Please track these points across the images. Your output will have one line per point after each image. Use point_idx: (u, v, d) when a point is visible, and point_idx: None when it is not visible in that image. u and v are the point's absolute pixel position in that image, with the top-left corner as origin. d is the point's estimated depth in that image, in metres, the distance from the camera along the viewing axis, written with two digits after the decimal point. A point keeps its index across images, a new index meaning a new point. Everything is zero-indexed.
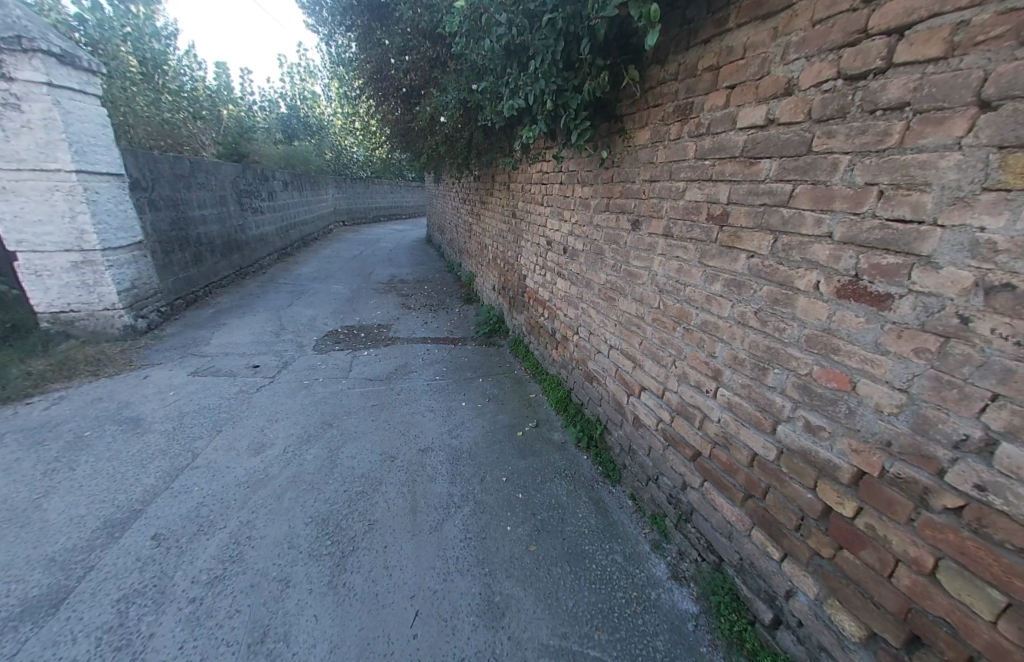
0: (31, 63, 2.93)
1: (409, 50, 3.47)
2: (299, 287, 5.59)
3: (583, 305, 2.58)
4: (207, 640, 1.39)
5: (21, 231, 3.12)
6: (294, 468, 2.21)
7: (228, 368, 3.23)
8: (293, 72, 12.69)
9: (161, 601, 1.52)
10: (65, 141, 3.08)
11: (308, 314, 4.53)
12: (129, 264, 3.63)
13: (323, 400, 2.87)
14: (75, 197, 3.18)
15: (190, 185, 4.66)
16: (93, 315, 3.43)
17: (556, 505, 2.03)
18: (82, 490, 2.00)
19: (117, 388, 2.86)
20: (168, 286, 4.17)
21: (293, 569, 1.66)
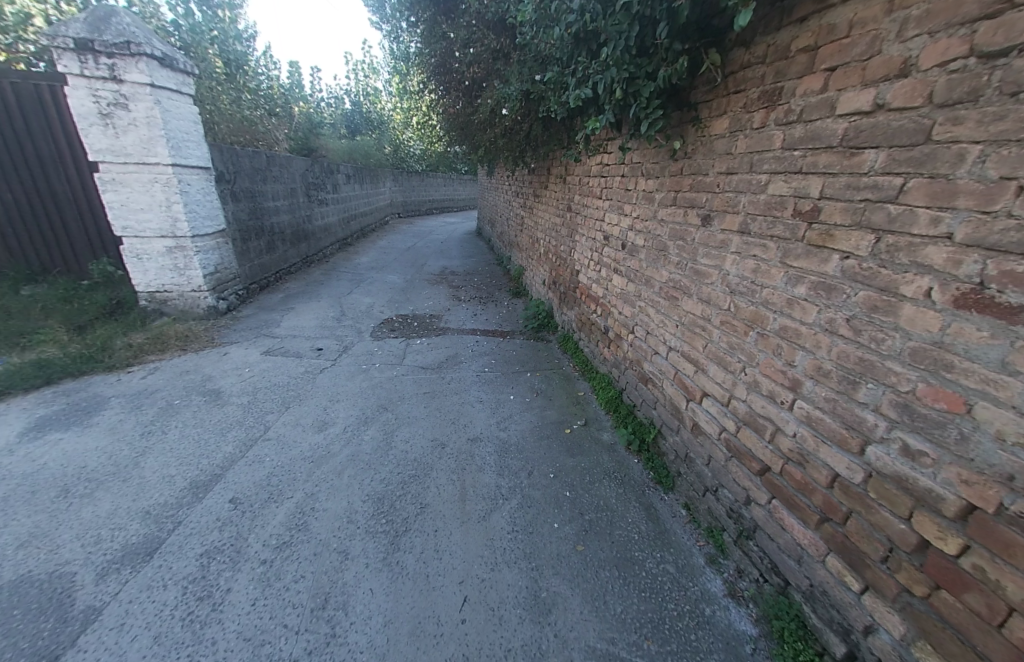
0: (138, 65, 3.23)
1: (473, 43, 3.48)
2: (358, 276, 5.88)
3: (640, 304, 2.49)
4: (274, 600, 1.51)
5: (127, 219, 3.51)
6: (353, 447, 2.33)
7: (295, 349, 3.47)
8: (357, 70, 13.32)
9: (237, 559, 1.66)
10: (164, 136, 3.39)
11: (366, 302, 4.75)
12: (214, 250, 3.97)
13: (378, 384, 3.00)
14: (171, 188, 3.50)
15: (265, 178, 5.02)
16: (183, 296, 3.80)
17: (605, 507, 1.99)
18: (173, 452, 2.24)
19: (202, 362, 3.17)
20: (245, 271, 4.53)
21: (351, 542, 1.75)
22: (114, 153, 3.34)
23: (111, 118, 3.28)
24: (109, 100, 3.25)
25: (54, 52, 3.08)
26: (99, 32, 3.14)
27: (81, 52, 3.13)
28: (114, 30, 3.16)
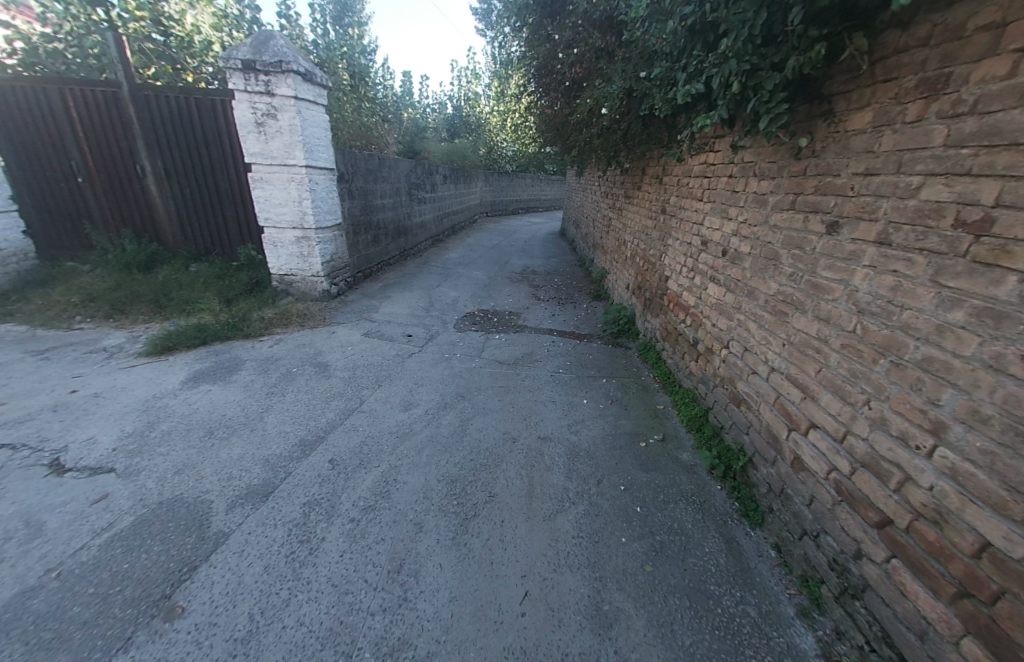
0: (287, 81, 3.79)
1: (578, 43, 3.47)
2: (446, 270, 6.26)
3: (739, 317, 2.28)
4: (358, 556, 1.68)
5: (269, 212, 4.16)
6: (432, 429, 2.49)
7: (389, 333, 3.81)
8: (461, 76, 14.12)
9: (331, 513, 1.89)
10: (301, 141, 3.94)
11: (452, 295, 5.04)
12: (331, 241, 4.52)
13: (458, 374, 3.16)
14: (303, 186, 4.07)
15: (376, 178, 5.57)
16: (304, 279, 4.40)
17: (679, 530, 1.86)
18: (288, 412, 2.61)
19: (314, 338, 3.64)
20: (354, 261, 5.10)
21: (426, 517, 1.88)
22: (263, 156, 3.98)
23: (263, 127, 3.90)
24: (263, 110, 3.86)
25: (228, 72, 3.75)
26: (260, 54, 3.74)
27: (246, 72, 3.75)
28: (272, 52, 3.75)
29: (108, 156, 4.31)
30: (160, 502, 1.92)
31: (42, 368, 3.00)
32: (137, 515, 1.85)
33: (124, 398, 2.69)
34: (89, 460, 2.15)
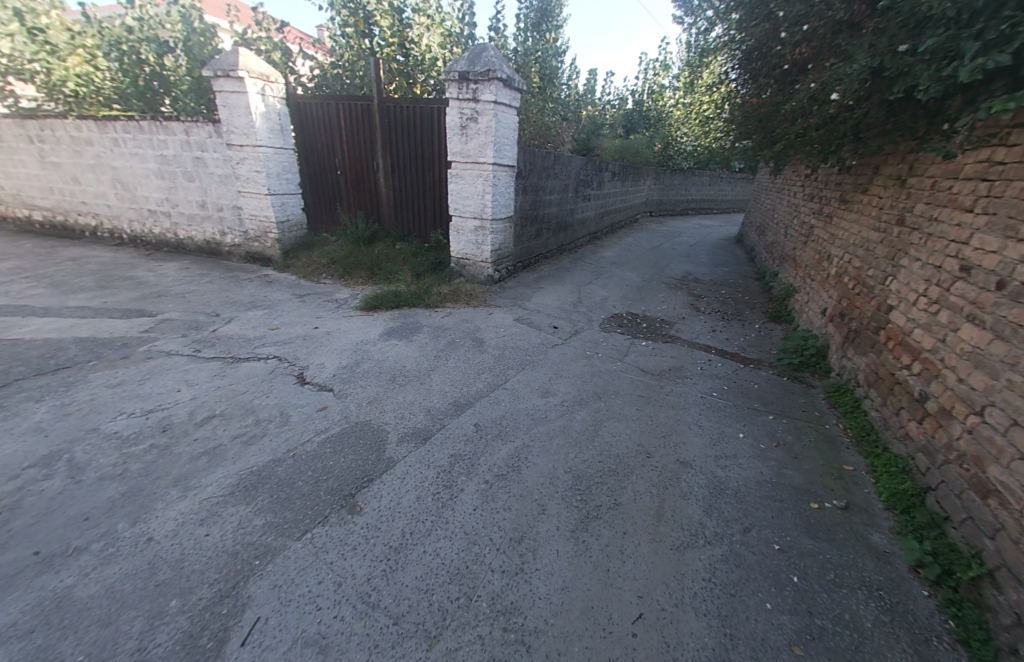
0: (490, 87, 4.27)
1: (809, 18, 2.95)
2: (600, 268, 6.21)
3: (1012, 378, 1.64)
4: (487, 515, 1.87)
5: (457, 203, 4.83)
6: (567, 421, 2.56)
7: (538, 322, 4.03)
8: (649, 69, 13.51)
9: (471, 470, 2.15)
10: (493, 141, 4.41)
11: (603, 294, 4.99)
12: (501, 231, 4.98)
13: (598, 373, 3.15)
14: (488, 181, 4.57)
15: (549, 175, 5.87)
16: (474, 264, 4.98)
17: (852, 624, 1.47)
18: (448, 375, 3.04)
19: (475, 316, 4.13)
20: (517, 251, 5.51)
21: (549, 502, 1.96)
22: (461, 155, 4.61)
23: (465, 129, 4.49)
24: (468, 115, 4.45)
25: (447, 83, 4.43)
26: (473, 65, 4.28)
27: (460, 81, 4.37)
28: (483, 62, 4.26)
29: (356, 153, 5.57)
30: (357, 422, 2.50)
31: (301, 307, 4.21)
32: (342, 427, 2.45)
33: (343, 338, 3.57)
34: (319, 378, 2.95)
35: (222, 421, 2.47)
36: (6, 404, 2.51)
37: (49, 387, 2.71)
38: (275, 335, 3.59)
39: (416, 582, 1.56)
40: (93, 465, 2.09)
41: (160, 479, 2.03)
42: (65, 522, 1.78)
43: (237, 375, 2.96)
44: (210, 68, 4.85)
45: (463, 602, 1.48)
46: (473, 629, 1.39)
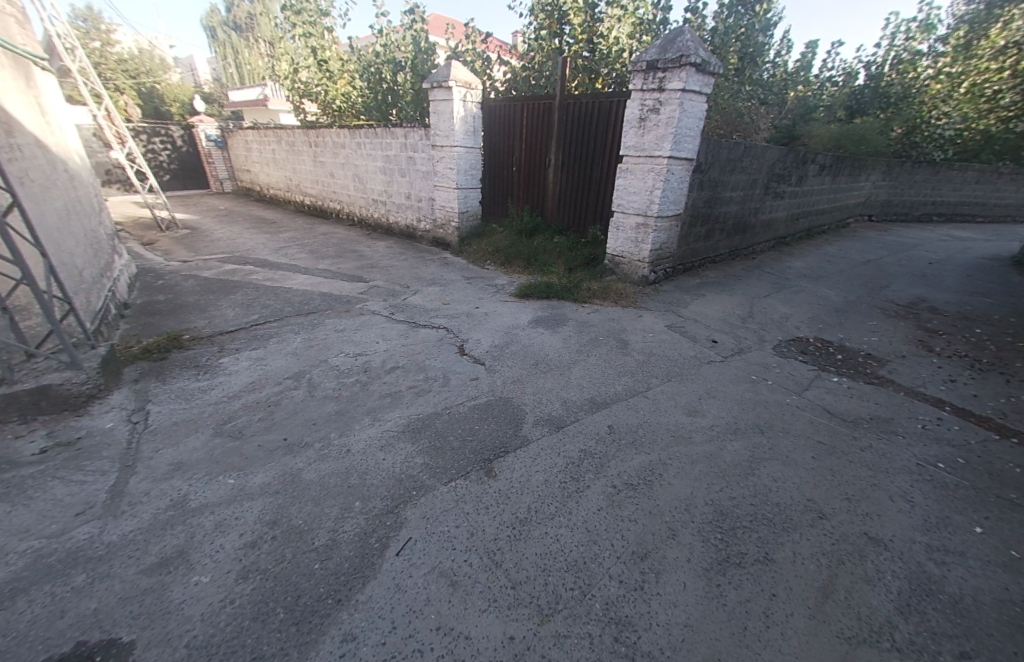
0: (680, 75, 3.98)
1: None
2: (783, 281, 5.23)
3: None
4: (612, 520, 1.84)
5: (622, 198, 4.71)
6: (714, 448, 2.29)
7: (694, 333, 3.67)
8: (901, 31, 10.42)
9: (600, 470, 2.13)
10: (673, 132, 4.12)
11: (782, 312, 4.21)
12: (666, 230, 4.66)
13: (762, 403, 2.70)
14: (660, 176, 4.31)
15: (733, 169, 5.19)
16: (630, 262, 4.81)
17: None
18: (588, 372, 3.05)
19: (623, 316, 4.00)
20: (679, 253, 5.08)
21: (681, 529, 1.80)
22: (635, 149, 4.45)
23: (644, 121, 4.31)
24: (649, 106, 4.25)
25: (632, 75, 4.31)
26: (664, 52, 4.05)
27: (647, 71, 4.19)
28: (676, 48, 3.99)
29: (531, 150, 5.93)
30: (501, 397, 2.75)
31: (467, 288, 4.81)
32: (488, 398, 2.73)
33: (498, 320, 3.94)
34: (475, 352, 3.34)
35: (401, 372, 3.04)
36: (281, 332, 3.64)
37: (303, 325, 3.79)
38: (445, 309, 4.20)
39: (535, 557, 1.65)
40: (321, 386, 2.86)
41: (358, 407, 2.64)
42: (303, 422, 2.50)
43: (415, 338, 3.58)
44: (429, 81, 5.81)
45: (577, 595, 1.50)
46: (584, 625, 1.39)
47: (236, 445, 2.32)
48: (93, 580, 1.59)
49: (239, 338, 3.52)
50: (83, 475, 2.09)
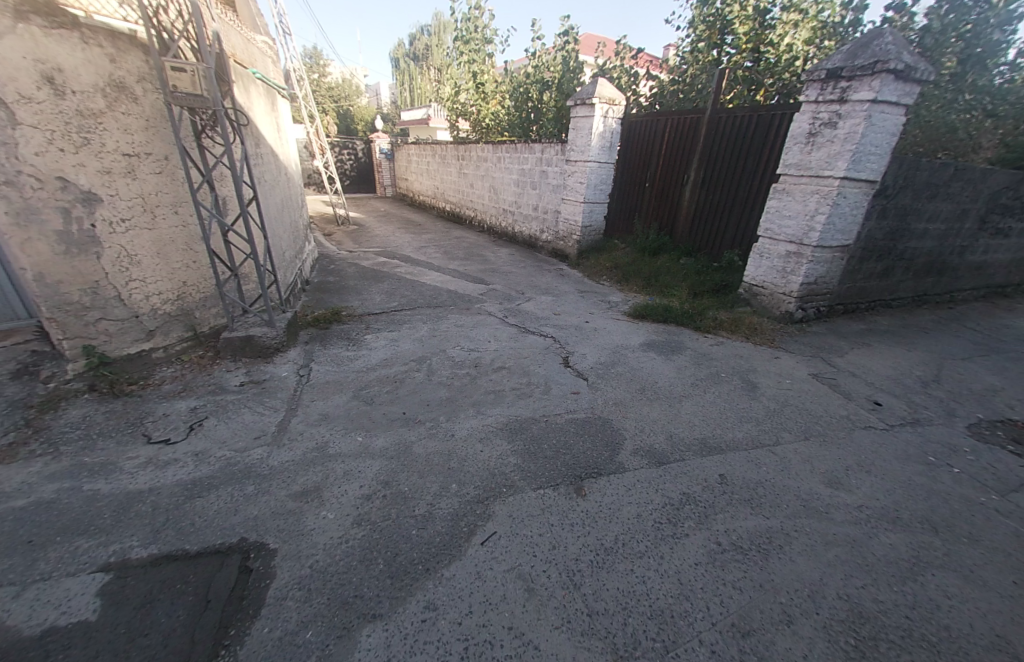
0: (872, 83, 3.36)
1: None
2: (996, 343, 4.00)
3: None
4: (710, 580, 1.62)
5: (772, 222, 4.17)
6: (859, 533, 1.86)
7: (847, 389, 3.05)
8: None
9: (703, 521, 1.90)
10: (852, 150, 3.50)
11: (989, 382, 3.22)
12: (825, 262, 3.98)
13: (942, 494, 2.10)
14: (826, 200, 3.71)
15: (933, 196, 4.20)
16: (772, 295, 4.24)
17: None
18: (703, 409, 2.78)
19: (755, 355, 3.54)
20: (840, 291, 4.28)
21: (801, 616, 1.48)
22: (797, 167, 3.91)
23: (814, 137, 3.75)
24: (823, 120, 3.69)
25: (806, 85, 3.79)
26: (853, 58, 3.47)
27: (826, 80, 3.64)
28: (869, 53, 3.38)
29: (669, 167, 5.68)
30: (601, 416, 2.68)
31: (580, 301, 4.83)
32: (588, 415, 2.69)
33: (608, 338, 3.85)
34: (580, 366, 3.33)
35: (508, 373, 3.19)
36: (412, 319, 4.15)
37: (430, 316, 4.26)
38: (556, 319, 4.27)
39: (616, 592, 1.56)
40: (438, 373, 3.17)
41: (465, 398, 2.85)
42: (419, 401, 2.81)
43: (524, 342, 3.72)
44: (573, 99, 6.00)
45: (659, 648, 1.36)
46: None
47: (367, 409, 2.72)
48: (260, 491, 2.04)
49: (379, 320, 4.12)
50: (263, 408, 2.70)
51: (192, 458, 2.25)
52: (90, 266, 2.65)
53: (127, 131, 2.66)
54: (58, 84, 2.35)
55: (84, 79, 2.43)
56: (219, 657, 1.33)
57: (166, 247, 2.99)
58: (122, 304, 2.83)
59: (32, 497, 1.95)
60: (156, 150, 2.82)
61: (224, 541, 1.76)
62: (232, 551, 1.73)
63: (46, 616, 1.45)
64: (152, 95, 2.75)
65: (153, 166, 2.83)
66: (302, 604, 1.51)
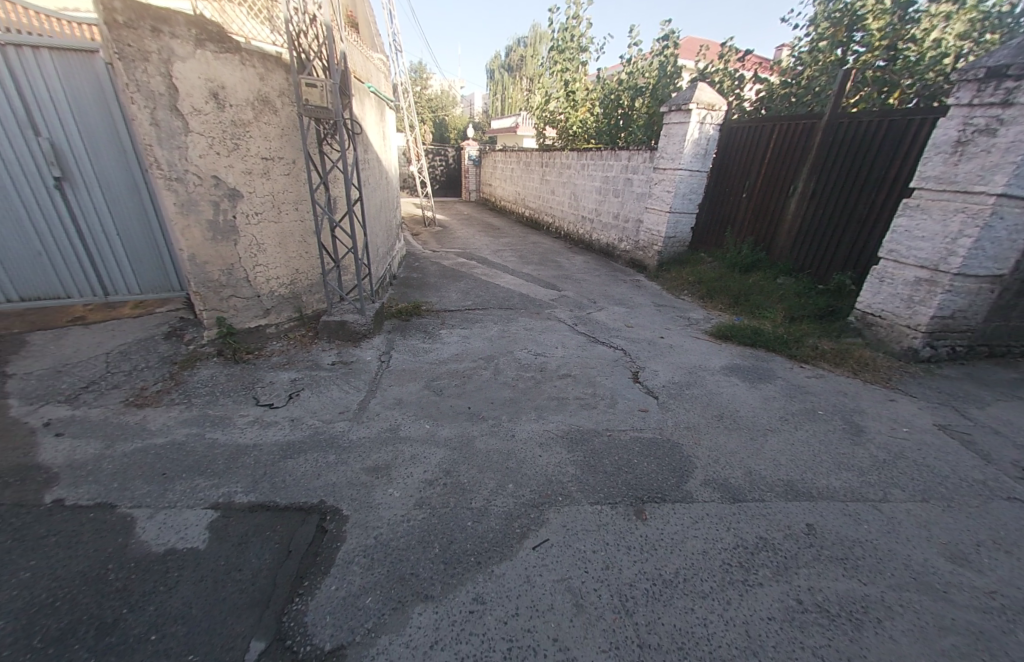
0: None
1: None
2: None
3: None
4: (785, 640, 1.42)
5: (898, 243, 3.59)
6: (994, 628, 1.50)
7: (988, 449, 2.51)
8: None
9: (781, 572, 1.68)
10: (1018, 162, 2.89)
11: None
12: (969, 294, 3.32)
13: None
14: (976, 221, 3.09)
15: None
16: (892, 327, 3.66)
17: None
18: (790, 447, 2.49)
19: (862, 394, 3.08)
20: (987, 330, 3.54)
21: None
22: (938, 181, 3.32)
23: (964, 147, 3.16)
24: (977, 126, 3.10)
25: (957, 85, 3.21)
26: None
27: (986, 79, 3.05)
28: None
29: (772, 176, 5.17)
30: (669, 439, 2.52)
31: (656, 315, 4.60)
32: (655, 435, 2.56)
33: (685, 357, 3.62)
34: (650, 383, 3.17)
35: (573, 381, 3.15)
36: (484, 319, 4.29)
37: (501, 317, 4.37)
38: (628, 332, 4.12)
39: (672, 628, 1.44)
40: (505, 373, 3.24)
41: (529, 401, 2.87)
42: (484, 398, 2.89)
43: (592, 352, 3.65)
44: (668, 105, 5.75)
45: None
46: None
47: (436, 399, 2.87)
48: (339, 461, 2.26)
49: (454, 317, 4.33)
50: (348, 386, 2.99)
51: (288, 423, 2.57)
52: (229, 251, 3.17)
53: (266, 138, 3.14)
54: (220, 99, 2.85)
55: (240, 94, 2.92)
56: (294, 603, 1.51)
57: (286, 238, 3.46)
58: (249, 284, 3.34)
59: (171, 436, 2.38)
60: (286, 154, 3.29)
61: (307, 500, 1.99)
62: (312, 510, 1.94)
63: (171, 537, 1.77)
64: (287, 107, 3.22)
65: (283, 169, 3.29)
66: (365, 571, 1.64)
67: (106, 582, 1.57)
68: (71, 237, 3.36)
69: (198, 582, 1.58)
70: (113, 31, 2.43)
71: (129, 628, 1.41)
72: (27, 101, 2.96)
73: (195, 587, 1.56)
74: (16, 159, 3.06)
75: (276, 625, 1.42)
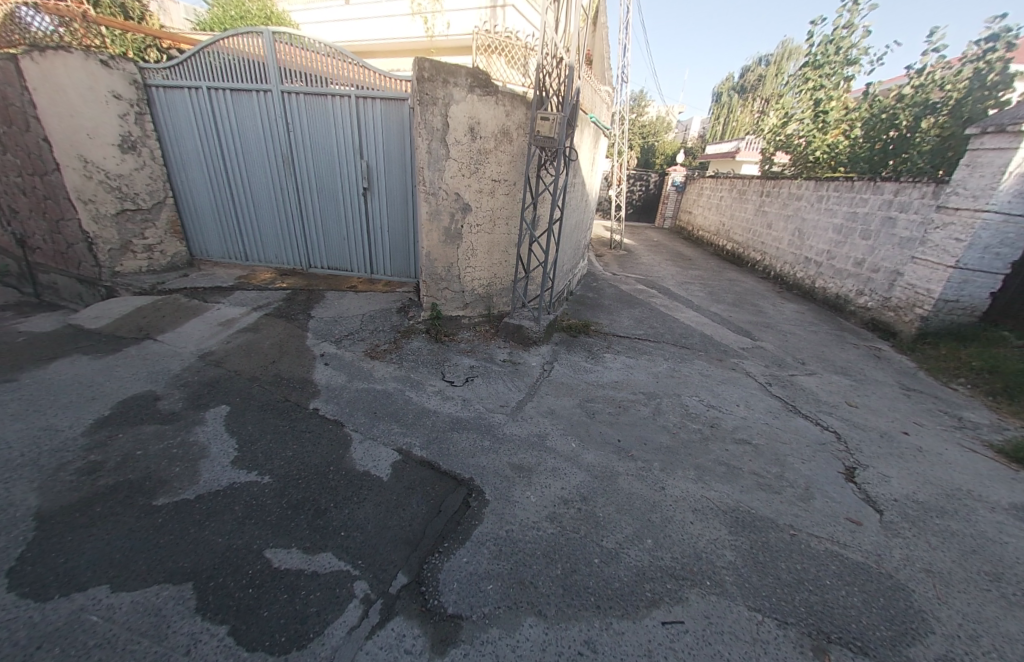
0: None
1: None
2: None
3: None
4: None
5: None
6: None
7: None
8: None
9: None
10: None
11: None
12: None
13: None
14: None
15: None
16: None
17: None
18: None
19: None
20: None
21: None
22: None
23: None
24: None
25: None
26: None
27: None
28: None
29: None
30: (890, 574, 1.83)
31: (899, 401, 3.42)
32: (865, 560, 1.89)
33: (939, 471, 2.58)
34: (871, 489, 2.37)
35: (750, 451, 2.64)
36: (654, 353, 4.03)
37: (675, 355, 4.01)
38: (846, 412, 3.19)
39: None
40: (666, 416, 2.97)
41: (690, 455, 2.55)
42: (638, 437, 2.71)
43: (785, 424, 2.97)
44: (978, 125, 4.20)
45: None
46: None
47: (588, 421, 2.85)
48: (492, 449, 2.49)
49: (623, 343, 4.22)
50: (513, 384, 3.28)
51: (460, 402, 2.98)
52: (452, 252, 3.90)
53: (499, 163, 3.73)
54: (473, 131, 3.53)
55: (489, 128, 3.56)
56: (433, 557, 1.74)
57: (493, 248, 4.04)
58: (459, 281, 4.04)
59: (385, 386, 3.09)
60: (510, 177, 3.84)
61: (461, 474, 2.26)
62: (462, 483, 2.19)
63: (369, 464, 2.28)
64: (521, 138, 3.75)
65: (505, 188, 3.85)
66: (492, 558, 1.75)
67: (328, 478, 2.15)
68: (361, 229, 4.76)
69: (376, 506, 2.00)
70: (419, 84, 3.31)
71: (332, 518, 1.90)
72: (363, 136, 4.35)
73: (373, 510, 1.97)
74: (349, 176, 4.54)
75: (417, 570, 1.67)
